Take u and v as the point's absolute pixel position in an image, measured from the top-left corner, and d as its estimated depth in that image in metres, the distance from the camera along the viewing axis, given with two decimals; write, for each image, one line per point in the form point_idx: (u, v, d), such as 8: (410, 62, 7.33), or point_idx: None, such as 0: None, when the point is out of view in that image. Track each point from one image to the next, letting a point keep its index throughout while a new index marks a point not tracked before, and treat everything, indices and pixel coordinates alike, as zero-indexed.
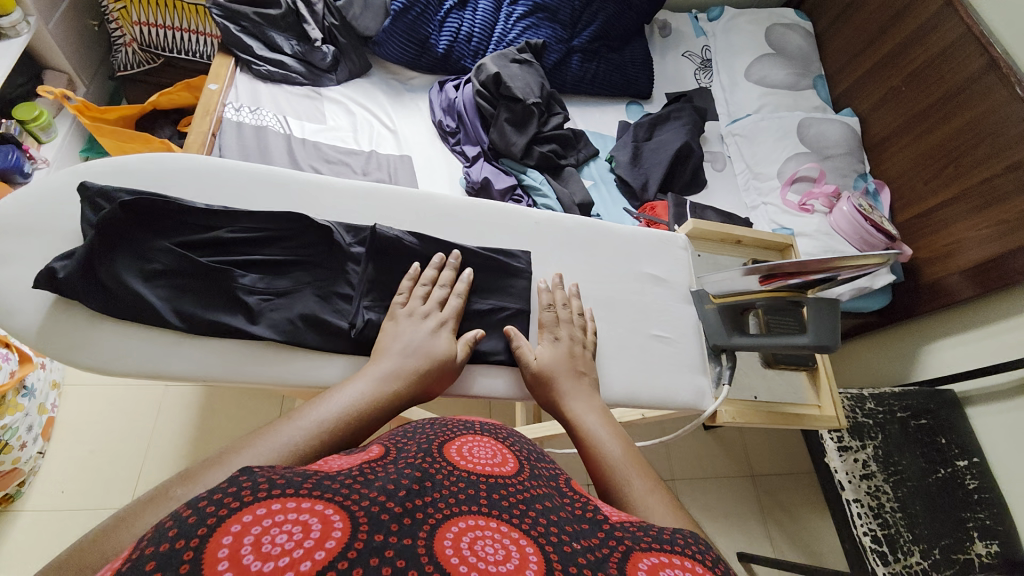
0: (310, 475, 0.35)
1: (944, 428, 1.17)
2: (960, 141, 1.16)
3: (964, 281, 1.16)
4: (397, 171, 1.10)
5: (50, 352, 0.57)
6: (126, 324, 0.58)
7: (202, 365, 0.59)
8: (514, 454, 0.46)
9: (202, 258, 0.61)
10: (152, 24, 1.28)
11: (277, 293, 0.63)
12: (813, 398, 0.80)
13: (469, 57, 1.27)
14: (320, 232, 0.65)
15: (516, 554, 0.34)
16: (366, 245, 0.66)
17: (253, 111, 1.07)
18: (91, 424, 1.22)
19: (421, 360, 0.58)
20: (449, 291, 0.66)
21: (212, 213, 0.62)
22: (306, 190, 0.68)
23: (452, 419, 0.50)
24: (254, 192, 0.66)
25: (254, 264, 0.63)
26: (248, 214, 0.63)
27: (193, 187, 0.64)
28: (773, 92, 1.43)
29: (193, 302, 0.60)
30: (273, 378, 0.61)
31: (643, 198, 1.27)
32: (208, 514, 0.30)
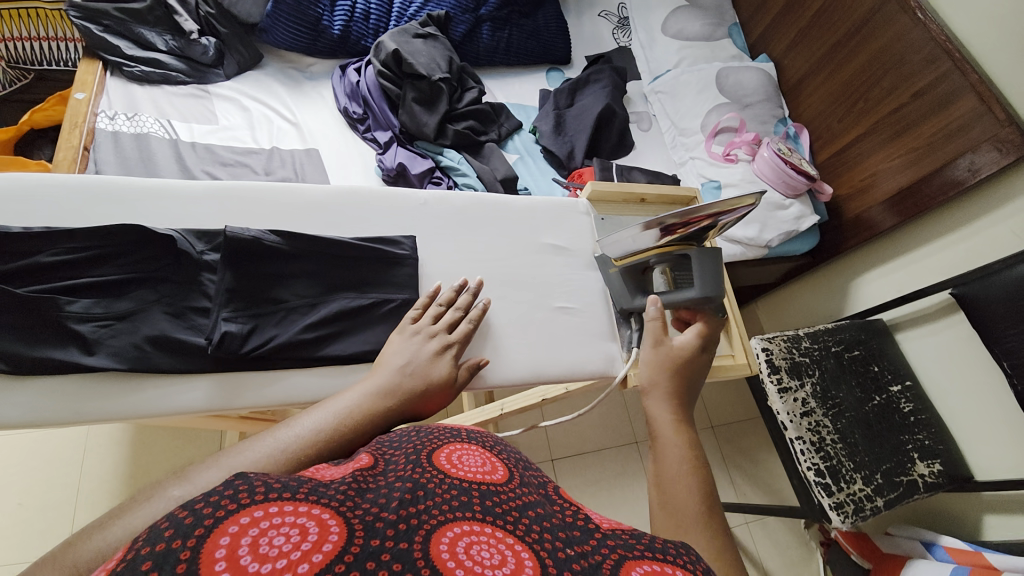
0: (306, 479, 0.32)
1: (876, 356, 1.22)
2: (868, 75, 1.17)
3: (884, 212, 1.18)
4: (304, 166, 1.03)
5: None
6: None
7: (34, 410, 0.54)
8: (503, 463, 0.42)
9: (20, 289, 0.54)
10: (19, 38, 1.15)
11: (116, 317, 0.57)
12: (727, 348, 0.80)
13: (370, 37, 1.19)
14: (161, 244, 0.59)
15: (512, 558, 0.30)
16: (220, 251, 0.62)
17: (131, 118, 0.98)
18: (12, 476, 1.13)
19: (426, 379, 0.55)
20: (462, 314, 0.64)
21: (32, 236, 0.56)
22: (153, 203, 0.62)
23: (436, 425, 0.45)
24: (86, 209, 0.60)
25: (86, 288, 0.57)
26: (72, 232, 0.57)
27: (11, 210, 0.58)
28: (691, 44, 1.41)
29: (15, 339, 0.54)
30: (136, 409, 0.57)
31: (571, 166, 1.24)
32: (205, 514, 0.26)
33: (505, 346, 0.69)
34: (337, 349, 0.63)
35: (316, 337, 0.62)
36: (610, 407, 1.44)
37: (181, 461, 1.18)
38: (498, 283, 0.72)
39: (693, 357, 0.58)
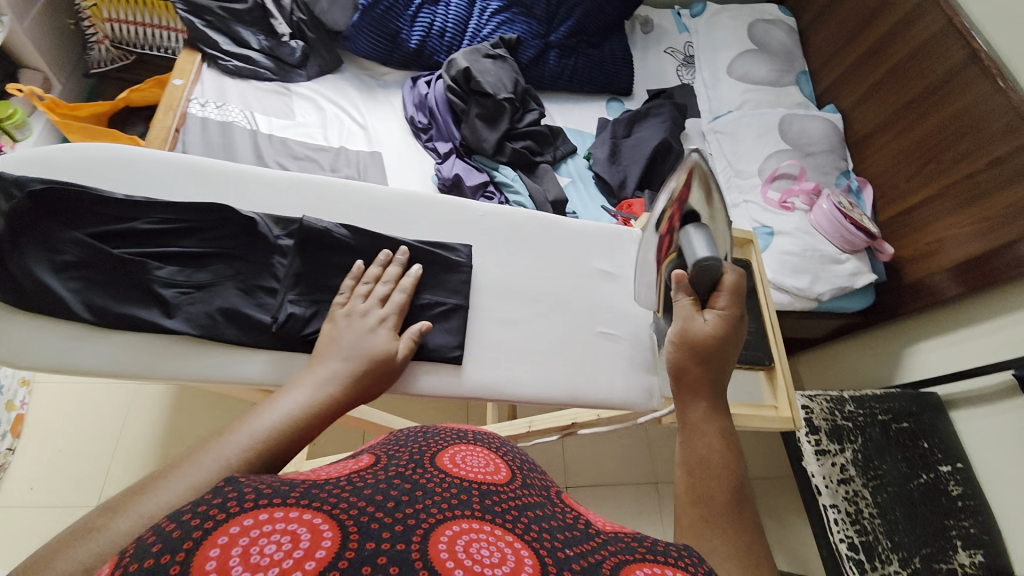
0: (297, 485, 0.33)
1: (927, 432, 1.14)
2: (941, 137, 1.13)
3: (948, 280, 1.13)
4: (367, 168, 1.09)
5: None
6: (36, 317, 0.57)
7: (112, 362, 0.58)
8: (507, 463, 0.45)
9: (116, 250, 0.60)
10: (124, 21, 1.23)
11: (196, 286, 0.61)
12: (769, 398, 0.77)
13: (443, 52, 1.24)
14: (242, 224, 0.63)
15: (512, 556, 0.31)
16: (294, 237, 0.65)
17: (219, 107, 1.06)
18: (62, 422, 1.19)
19: (362, 359, 0.56)
20: (393, 287, 0.64)
21: (132, 204, 0.61)
22: (238, 184, 0.67)
23: (443, 428, 0.49)
24: (181, 184, 0.65)
25: (171, 257, 0.61)
26: (166, 204, 0.62)
27: (120, 177, 0.63)
28: (756, 88, 1.41)
29: (106, 295, 0.59)
30: (197, 374, 0.60)
31: (621, 195, 1.25)
32: (193, 527, 0.27)
33: (545, 365, 0.70)
34: None
35: None
36: (634, 441, 1.40)
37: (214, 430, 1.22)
38: (546, 301, 0.73)
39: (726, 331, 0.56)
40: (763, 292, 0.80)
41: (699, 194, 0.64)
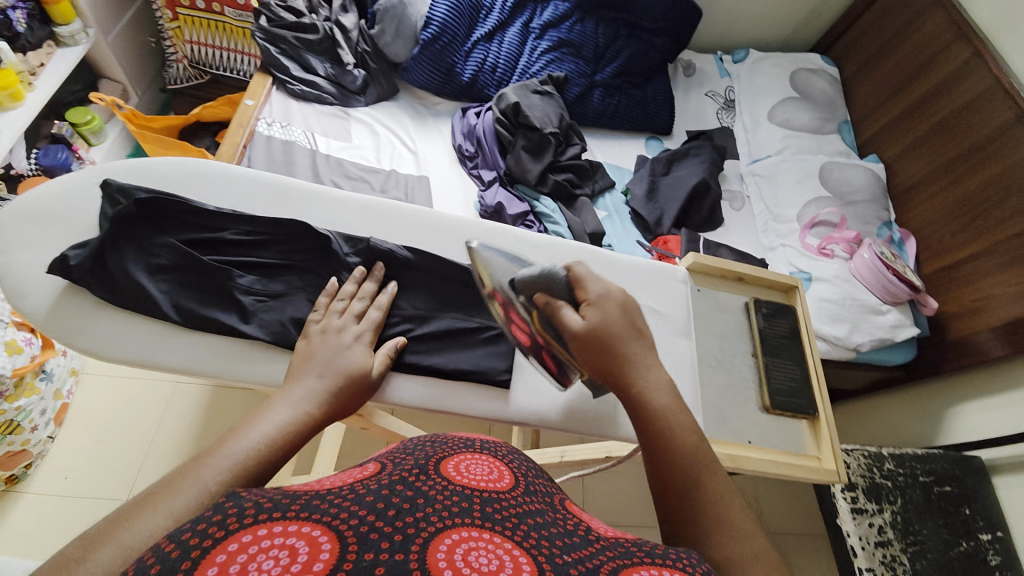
0: (298, 497, 0.33)
1: (970, 498, 1.08)
2: (988, 194, 1.12)
3: (994, 340, 1.09)
4: (414, 190, 1.14)
5: (52, 334, 0.60)
6: (126, 313, 0.62)
7: (189, 360, 0.61)
8: (510, 471, 0.46)
9: (204, 257, 0.65)
10: (203, 44, 1.33)
11: (271, 295, 0.65)
12: (813, 449, 0.75)
13: (493, 86, 1.31)
14: (316, 240, 0.68)
15: (510, 563, 0.32)
16: (361, 256, 0.68)
17: (283, 127, 1.14)
18: (101, 413, 1.23)
19: (339, 375, 0.57)
20: (369, 303, 0.66)
21: (220, 215, 0.66)
22: (309, 201, 0.71)
23: (452, 436, 0.50)
24: (256, 198, 0.69)
25: (254, 267, 0.66)
26: (250, 217, 0.67)
27: (207, 189, 0.68)
28: (796, 135, 1.42)
29: (192, 298, 0.63)
30: (261, 378, 0.63)
31: (657, 232, 1.27)
32: (191, 547, 0.28)
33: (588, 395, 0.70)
34: (436, 362, 0.68)
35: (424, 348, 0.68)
36: None
37: None
38: None
39: (600, 321, 0.57)
40: (807, 338, 0.80)
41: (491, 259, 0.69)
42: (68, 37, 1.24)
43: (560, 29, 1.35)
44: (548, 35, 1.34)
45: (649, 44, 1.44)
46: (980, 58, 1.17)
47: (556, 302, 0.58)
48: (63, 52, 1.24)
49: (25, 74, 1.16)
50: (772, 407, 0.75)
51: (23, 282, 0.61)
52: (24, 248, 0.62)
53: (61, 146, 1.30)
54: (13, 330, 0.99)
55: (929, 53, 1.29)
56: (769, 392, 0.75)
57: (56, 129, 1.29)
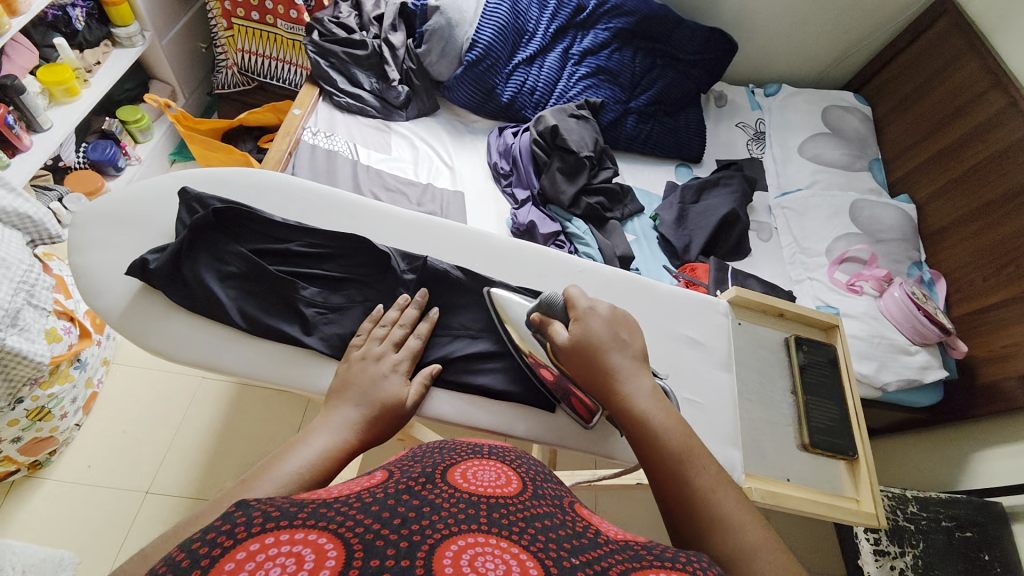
0: (305, 506, 0.34)
1: (990, 544, 1.03)
2: (1021, 242, 1.12)
3: (1023, 388, 1.08)
4: (449, 205, 1.16)
5: (126, 332, 0.65)
6: (195, 316, 0.66)
7: (251, 366, 0.65)
8: (519, 475, 0.45)
9: (270, 266, 0.68)
10: (255, 53, 1.38)
11: (332, 308, 0.69)
12: (851, 491, 0.75)
13: (530, 108, 1.34)
14: (375, 255, 0.71)
15: (517, 567, 0.32)
16: (417, 273, 0.71)
17: (328, 136, 1.17)
18: (127, 404, 1.25)
19: (375, 405, 0.58)
20: (408, 331, 0.67)
21: (286, 227, 0.70)
22: (365, 215, 0.75)
23: (460, 444, 0.50)
24: (316, 210, 0.74)
25: (316, 279, 0.70)
26: (314, 230, 0.70)
27: (271, 201, 0.73)
28: (827, 170, 1.43)
29: (257, 305, 0.67)
30: (318, 387, 0.66)
31: (684, 258, 1.28)
32: (202, 556, 0.30)
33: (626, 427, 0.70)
34: (478, 381, 0.70)
35: (469, 366, 0.70)
36: None
37: (264, 433, 1.25)
38: None
39: (585, 337, 0.60)
40: (849, 380, 0.81)
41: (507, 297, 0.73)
42: (124, 38, 1.29)
43: (598, 56, 1.39)
44: (586, 61, 1.38)
45: (684, 74, 1.47)
46: (1017, 106, 1.17)
47: (551, 320, 0.64)
48: (118, 52, 1.30)
49: (81, 71, 1.21)
50: (811, 445, 0.75)
51: (104, 281, 0.67)
52: (106, 248, 0.69)
53: (109, 142, 1.34)
54: (54, 318, 1.01)
55: (965, 98, 1.30)
56: (809, 431, 0.76)
57: (107, 126, 1.34)
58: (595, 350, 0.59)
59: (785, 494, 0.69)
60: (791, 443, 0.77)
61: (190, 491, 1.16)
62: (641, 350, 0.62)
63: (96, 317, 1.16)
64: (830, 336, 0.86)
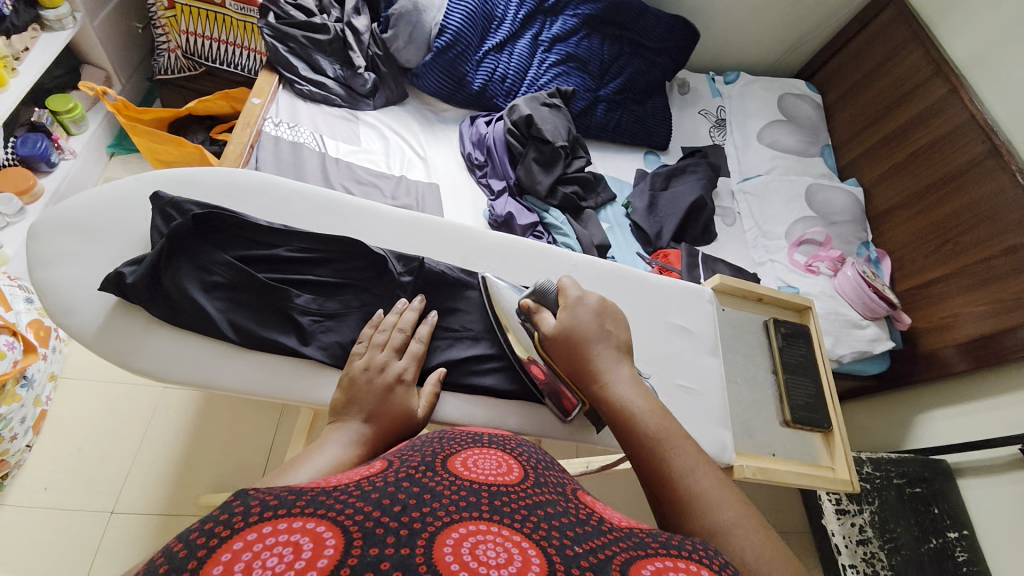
0: (304, 494, 0.33)
1: (938, 498, 1.19)
2: (958, 222, 1.23)
3: (959, 355, 1.20)
4: (424, 198, 1.13)
5: (103, 353, 0.62)
6: (182, 331, 0.64)
7: (248, 380, 0.64)
8: (520, 465, 0.45)
9: (259, 274, 0.66)
10: (199, 35, 1.27)
11: (328, 315, 0.67)
12: (827, 459, 0.83)
13: (502, 96, 1.32)
14: (372, 258, 0.70)
15: (519, 556, 0.30)
16: (414, 275, 0.71)
17: (291, 127, 1.11)
18: (82, 421, 1.16)
19: (382, 419, 0.56)
20: (408, 335, 0.66)
21: (273, 232, 0.68)
22: (356, 214, 0.74)
23: (459, 433, 0.50)
24: (304, 211, 0.72)
25: (308, 285, 0.68)
26: (305, 234, 0.69)
27: (256, 203, 0.70)
28: (784, 156, 1.50)
29: (248, 315, 0.65)
30: (322, 399, 0.65)
31: (657, 245, 1.30)
32: (196, 546, 0.27)
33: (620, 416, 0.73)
34: (478, 381, 0.70)
35: (471, 367, 0.70)
36: None
37: (240, 441, 1.19)
38: None
39: (576, 325, 0.61)
40: (822, 358, 0.89)
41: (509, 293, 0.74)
42: (53, 21, 1.16)
43: (568, 43, 1.38)
44: (556, 48, 1.37)
45: (651, 62, 1.49)
46: (956, 94, 1.27)
47: (541, 310, 0.65)
48: (48, 36, 1.16)
49: (10, 58, 1.07)
50: (792, 421, 0.83)
51: (74, 298, 0.63)
52: (71, 261, 0.64)
53: (40, 134, 1.21)
54: None
55: (909, 86, 1.40)
56: (791, 408, 0.82)
57: (35, 117, 1.20)
58: (580, 344, 0.60)
59: (775, 468, 0.76)
60: (773, 420, 0.84)
61: (160, 507, 1.10)
62: (623, 341, 0.63)
63: (39, 329, 1.06)
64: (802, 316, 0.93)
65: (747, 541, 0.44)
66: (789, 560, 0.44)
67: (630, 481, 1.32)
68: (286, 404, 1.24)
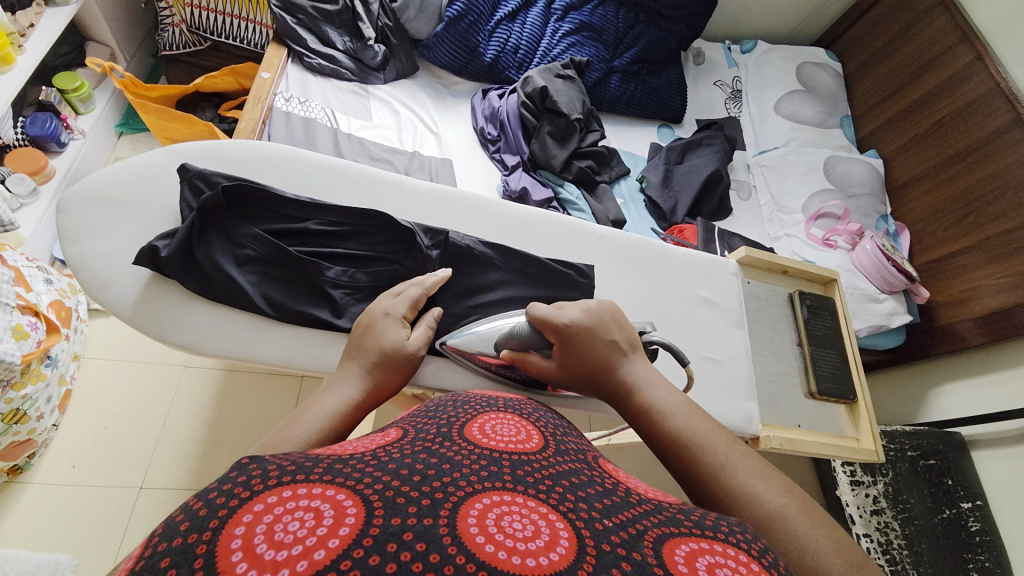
0: (321, 461, 0.32)
1: (952, 470, 1.19)
2: (981, 193, 1.20)
3: (977, 328, 1.20)
4: (438, 173, 1.12)
5: (141, 327, 0.62)
6: (216, 305, 0.64)
7: (284, 353, 0.65)
8: (539, 431, 0.43)
9: (290, 248, 0.66)
10: (204, 8, 1.23)
11: (358, 287, 0.67)
12: (851, 431, 0.85)
13: (514, 68, 1.29)
14: (400, 232, 0.70)
15: (546, 531, 0.29)
16: (441, 248, 0.71)
17: (302, 103, 1.09)
18: (108, 399, 1.18)
19: (374, 355, 0.56)
20: (411, 285, 0.65)
21: (302, 206, 0.68)
22: (382, 187, 0.73)
23: (475, 398, 0.49)
24: (330, 184, 0.71)
25: (338, 258, 0.68)
26: (332, 207, 0.68)
27: (281, 176, 0.70)
28: (802, 128, 1.46)
29: (281, 290, 0.66)
30: None
31: (672, 220, 1.28)
32: (219, 505, 0.27)
33: None
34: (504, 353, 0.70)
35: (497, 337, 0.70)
36: None
37: (260, 417, 1.21)
38: (656, 320, 0.75)
39: (569, 355, 0.59)
40: (846, 330, 0.89)
41: (535, 266, 0.74)
42: None
43: (582, 11, 1.34)
44: (569, 17, 1.33)
45: (667, 31, 1.44)
46: (982, 62, 1.23)
47: (529, 352, 0.63)
48: (52, 11, 1.14)
49: (15, 35, 1.05)
50: (818, 393, 0.83)
51: (107, 273, 0.63)
52: (101, 237, 0.64)
53: (48, 114, 1.20)
54: (19, 314, 0.93)
55: (932, 54, 1.35)
56: (816, 380, 0.83)
57: (44, 96, 1.19)
58: (585, 361, 0.59)
59: (802, 439, 0.77)
60: (798, 392, 0.85)
61: (187, 481, 1.13)
62: (631, 340, 0.61)
63: (61, 309, 1.08)
64: (826, 289, 0.93)
65: (792, 532, 0.41)
66: (841, 538, 0.42)
67: (644, 455, 1.34)
68: (304, 379, 1.26)
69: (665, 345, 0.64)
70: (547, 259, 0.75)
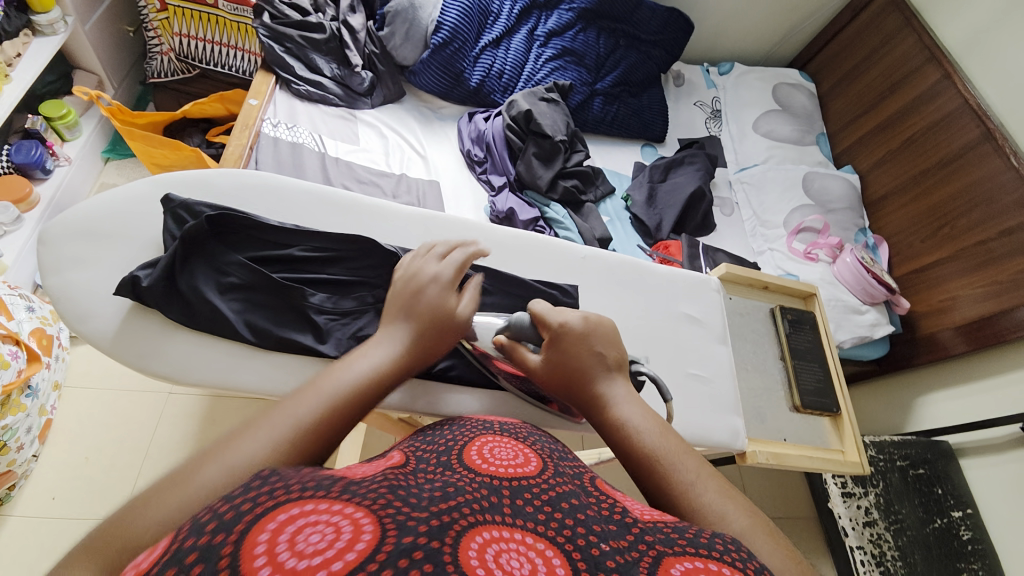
0: (334, 482, 0.31)
1: (940, 479, 1.21)
2: (955, 205, 1.24)
3: (957, 337, 1.22)
4: (425, 195, 1.13)
5: (121, 358, 0.62)
6: (197, 334, 0.64)
7: (265, 380, 0.64)
8: (536, 455, 0.44)
9: (275, 275, 0.66)
10: (193, 37, 1.25)
11: (344, 313, 0.67)
12: (836, 443, 0.86)
13: (499, 92, 1.32)
14: (384, 256, 0.70)
15: (544, 567, 0.29)
16: None
17: (290, 128, 1.10)
18: (88, 429, 1.15)
19: (423, 312, 0.56)
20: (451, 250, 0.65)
21: (287, 232, 0.68)
22: (368, 212, 0.74)
23: (471, 420, 0.49)
24: (315, 209, 0.72)
25: (322, 284, 0.68)
26: (317, 233, 0.69)
27: (267, 203, 0.71)
28: (780, 145, 1.51)
29: (265, 317, 0.65)
30: None
31: (657, 237, 1.30)
32: (241, 511, 0.27)
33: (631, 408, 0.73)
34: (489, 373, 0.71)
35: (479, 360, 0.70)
36: None
37: None
38: (641, 338, 0.76)
39: (557, 357, 0.59)
40: (827, 343, 0.91)
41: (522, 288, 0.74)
42: (45, 25, 1.14)
43: (564, 37, 1.38)
44: (552, 42, 1.37)
45: (646, 54, 1.49)
46: (949, 80, 1.28)
47: (521, 343, 0.63)
48: (39, 41, 1.15)
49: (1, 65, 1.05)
50: (802, 406, 0.85)
51: (87, 304, 0.62)
52: (83, 267, 0.64)
53: (34, 141, 1.19)
54: None
55: (902, 72, 1.41)
56: (800, 393, 0.85)
57: (29, 124, 1.19)
58: (569, 367, 0.58)
59: (786, 453, 0.78)
60: (784, 406, 0.86)
61: None
62: (617, 357, 0.60)
63: (41, 337, 1.06)
64: (806, 303, 0.95)
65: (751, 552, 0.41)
66: (798, 562, 0.42)
67: None
68: None
69: (652, 377, 0.63)
70: (532, 282, 0.75)
